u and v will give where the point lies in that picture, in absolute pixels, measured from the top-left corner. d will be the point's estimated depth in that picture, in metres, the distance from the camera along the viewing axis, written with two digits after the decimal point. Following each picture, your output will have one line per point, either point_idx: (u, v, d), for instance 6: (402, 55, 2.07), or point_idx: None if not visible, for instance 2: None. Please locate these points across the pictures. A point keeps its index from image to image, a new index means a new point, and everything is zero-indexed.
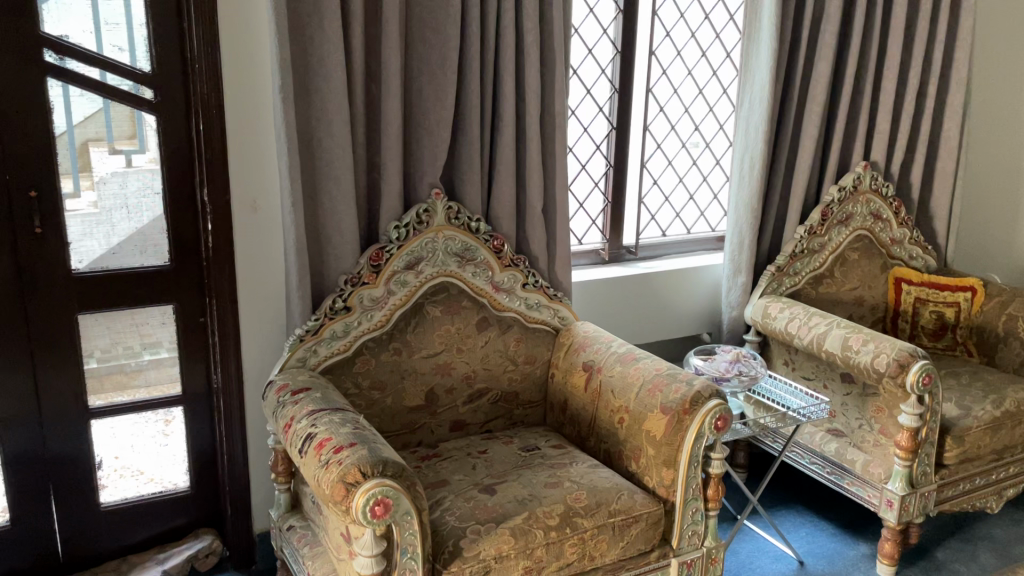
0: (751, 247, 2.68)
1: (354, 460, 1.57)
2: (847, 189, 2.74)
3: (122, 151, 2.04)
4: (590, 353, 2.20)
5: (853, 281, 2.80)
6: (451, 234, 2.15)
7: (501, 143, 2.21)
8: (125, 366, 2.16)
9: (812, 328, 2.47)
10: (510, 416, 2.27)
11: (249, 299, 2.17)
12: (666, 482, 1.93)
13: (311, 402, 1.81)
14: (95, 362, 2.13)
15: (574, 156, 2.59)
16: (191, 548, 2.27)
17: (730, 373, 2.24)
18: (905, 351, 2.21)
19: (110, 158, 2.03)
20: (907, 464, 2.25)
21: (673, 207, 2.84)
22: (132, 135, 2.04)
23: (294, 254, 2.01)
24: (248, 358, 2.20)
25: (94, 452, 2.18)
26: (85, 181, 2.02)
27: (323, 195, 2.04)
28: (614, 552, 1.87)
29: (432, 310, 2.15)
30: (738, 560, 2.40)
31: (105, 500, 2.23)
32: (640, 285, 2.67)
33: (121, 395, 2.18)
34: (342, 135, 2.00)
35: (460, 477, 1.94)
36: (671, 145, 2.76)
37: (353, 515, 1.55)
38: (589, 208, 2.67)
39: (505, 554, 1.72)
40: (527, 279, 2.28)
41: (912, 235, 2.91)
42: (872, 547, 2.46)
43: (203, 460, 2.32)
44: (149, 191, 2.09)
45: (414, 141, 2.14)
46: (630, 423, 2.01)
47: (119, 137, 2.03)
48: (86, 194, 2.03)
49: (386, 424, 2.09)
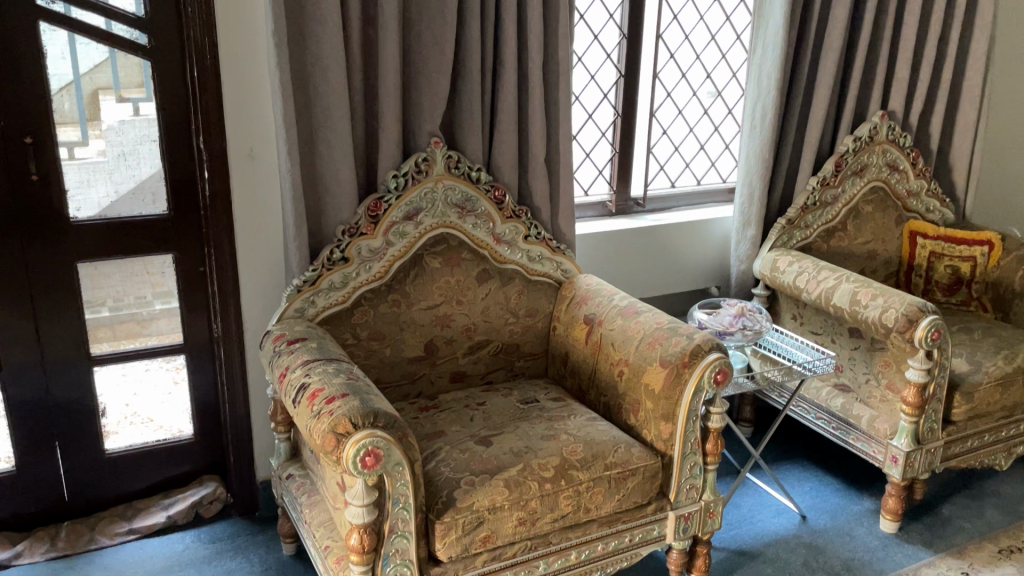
0: (762, 199, 2.62)
1: (344, 411, 1.57)
2: (863, 138, 2.66)
3: (129, 99, 2.02)
4: (592, 306, 2.18)
5: (867, 234, 2.74)
6: (451, 183, 2.12)
7: (503, 90, 2.16)
8: (137, 314, 2.18)
9: (821, 282, 2.42)
10: (510, 367, 2.26)
11: (247, 251, 2.15)
12: (664, 436, 1.92)
13: (306, 352, 1.81)
14: (106, 312, 2.15)
15: (580, 105, 2.53)
16: (196, 495, 2.32)
17: (734, 328, 2.20)
18: (915, 306, 2.17)
19: (117, 106, 2.02)
20: (914, 420, 2.23)
21: (682, 157, 2.78)
22: (140, 83, 2.02)
23: (291, 205, 2.00)
24: (248, 308, 2.20)
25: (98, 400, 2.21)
26: (93, 131, 2.02)
27: (320, 144, 2.01)
28: (610, 505, 1.86)
29: (432, 261, 2.13)
30: (740, 512, 2.41)
31: (111, 447, 2.26)
32: (646, 237, 2.64)
33: (132, 343, 2.20)
34: (338, 82, 1.96)
35: (458, 428, 1.93)
36: (683, 93, 2.69)
37: (344, 465, 1.55)
38: (596, 157, 2.62)
39: (499, 505, 1.72)
40: (529, 230, 2.24)
41: (930, 187, 2.84)
42: (876, 502, 2.45)
43: (206, 409, 2.33)
44: (148, 139, 2.07)
45: (413, 88, 2.10)
46: (629, 376, 2.00)
47: (127, 85, 2.01)
48: (95, 143, 2.02)
49: (385, 375, 2.09)
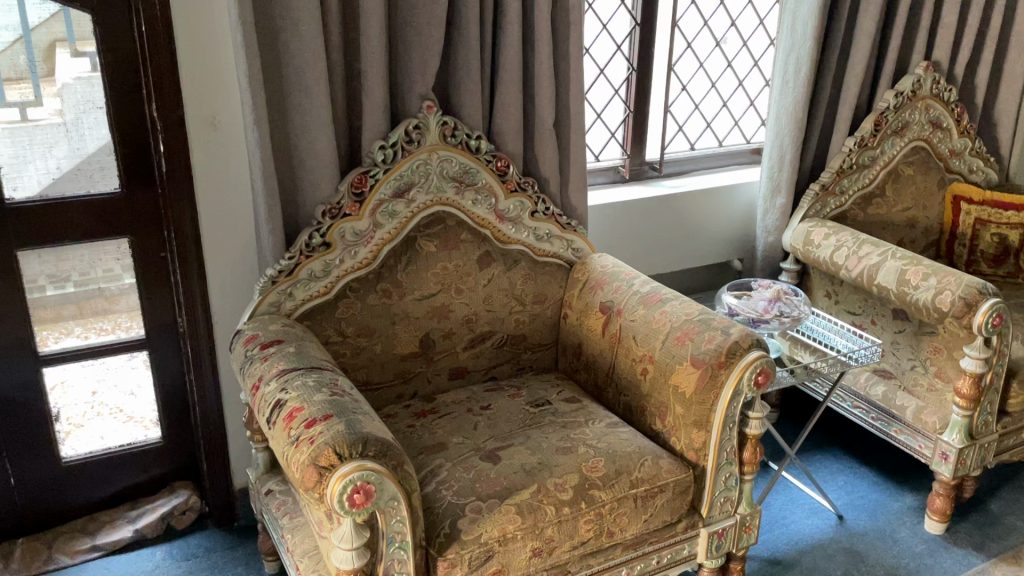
0: (794, 162, 2.34)
1: (327, 438, 1.31)
2: (906, 93, 2.38)
3: (86, 53, 1.74)
4: (609, 292, 1.92)
5: (906, 199, 2.48)
6: (447, 154, 1.84)
7: (505, 44, 1.86)
8: (105, 289, 1.91)
9: (862, 258, 2.15)
10: (517, 360, 2.00)
11: (214, 236, 1.87)
12: (696, 445, 1.69)
13: (282, 359, 1.55)
14: (72, 287, 1.88)
15: (591, 58, 2.24)
16: (166, 505, 2.07)
17: (770, 315, 1.95)
18: (974, 288, 1.91)
19: (73, 61, 1.73)
20: (968, 414, 2.00)
21: (703, 116, 2.49)
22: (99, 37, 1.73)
23: (262, 183, 1.72)
24: (217, 299, 1.93)
25: (54, 390, 1.95)
26: (49, 88, 1.74)
27: (293, 110, 1.72)
28: (636, 527, 1.63)
29: (427, 244, 1.86)
30: (769, 513, 2.18)
31: (68, 455, 2.01)
32: (663, 207, 2.37)
33: (104, 321, 1.94)
34: (313, 37, 1.66)
35: (460, 439, 1.68)
36: (704, 44, 2.39)
37: (328, 504, 1.30)
38: (608, 118, 2.34)
39: (511, 536, 1.48)
40: (536, 206, 1.98)
41: (975, 145, 2.57)
42: (918, 498, 2.23)
43: (175, 411, 2.07)
44: (90, 105, 1.77)
45: (400, 43, 1.80)
46: (654, 376, 1.75)
47: (84, 39, 1.73)
48: (51, 101, 1.75)
49: (375, 375, 1.83)
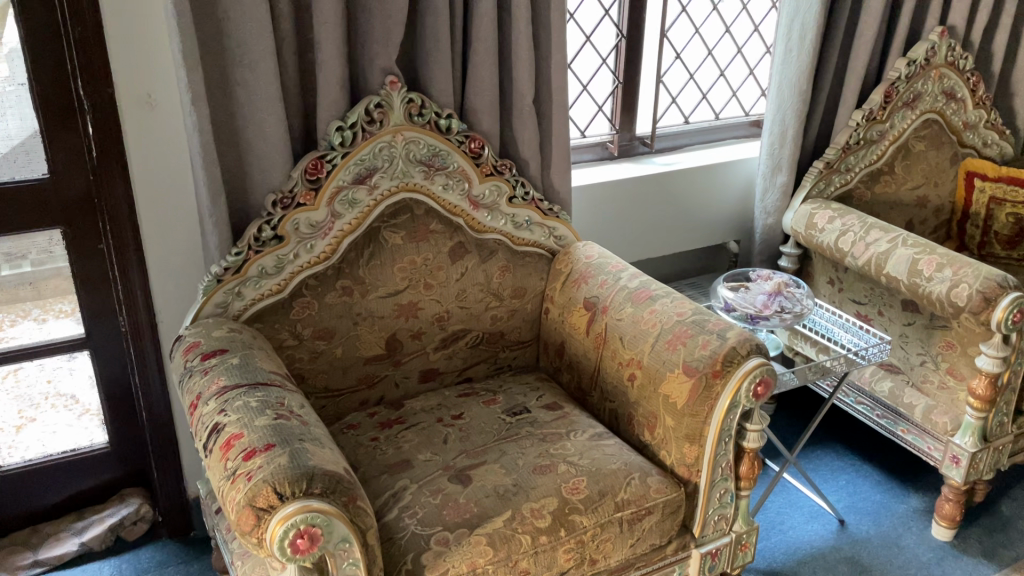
0: (797, 138, 2.15)
1: (266, 474, 1.15)
2: (919, 61, 2.19)
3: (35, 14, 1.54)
4: (594, 287, 1.75)
5: (917, 177, 2.30)
6: (414, 136, 1.65)
7: (478, 11, 1.66)
8: (64, 269, 1.73)
9: (870, 244, 1.98)
10: (494, 360, 1.84)
11: (156, 226, 1.69)
12: (689, 461, 1.53)
13: (224, 374, 1.38)
14: (28, 267, 1.71)
15: (576, 25, 2.04)
16: (115, 515, 1.91)
17: (769, 311, 1.77)
18: (993, 281, 1.74)
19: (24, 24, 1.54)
20: (982, 416, 1.84)
21: (699, 87, 2.30)
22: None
23: (203, 171, 1.52)
24: (162, 295, 1.75)
25: (6, 376, 1.79)
26: None
27: (237, 87, 1.52)
28: (621, 553, 1.47)
29: (392, 236, 1.68)
30: (766, 518, 2.04)
31: (6, 461, 1.85)
32: (654, 187, 2.19)
33: (64, 303, 1.76)
34: (255, 4, 1.45)
35: (428, 456, 1.52)
36: (700, 7, 2.19)
37: (269, 550, 1.14)
38: (595, 90, 2.15)
39: (481, 571, 1.33)
40: (514, 191, 1.80)
41: (990, 117, 2.38)
42: (924, 501, 2.09)
43: (122, 415, 1.90)
44: (11, 80, 1.57)
45: (359, 10, 1.59)
46: (643, 383, 1.59)
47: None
48: None
49: (336, 381, 1.66)
